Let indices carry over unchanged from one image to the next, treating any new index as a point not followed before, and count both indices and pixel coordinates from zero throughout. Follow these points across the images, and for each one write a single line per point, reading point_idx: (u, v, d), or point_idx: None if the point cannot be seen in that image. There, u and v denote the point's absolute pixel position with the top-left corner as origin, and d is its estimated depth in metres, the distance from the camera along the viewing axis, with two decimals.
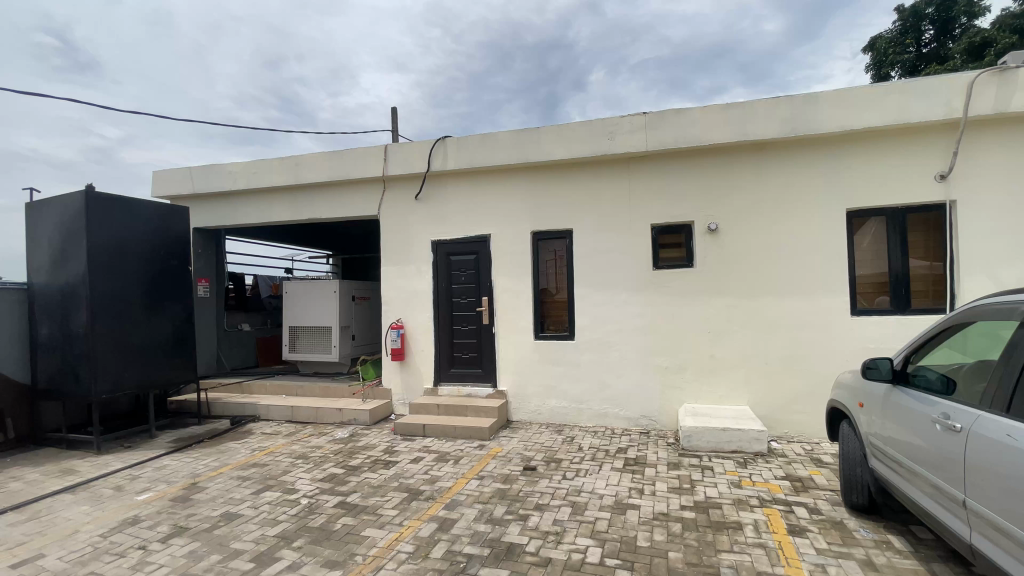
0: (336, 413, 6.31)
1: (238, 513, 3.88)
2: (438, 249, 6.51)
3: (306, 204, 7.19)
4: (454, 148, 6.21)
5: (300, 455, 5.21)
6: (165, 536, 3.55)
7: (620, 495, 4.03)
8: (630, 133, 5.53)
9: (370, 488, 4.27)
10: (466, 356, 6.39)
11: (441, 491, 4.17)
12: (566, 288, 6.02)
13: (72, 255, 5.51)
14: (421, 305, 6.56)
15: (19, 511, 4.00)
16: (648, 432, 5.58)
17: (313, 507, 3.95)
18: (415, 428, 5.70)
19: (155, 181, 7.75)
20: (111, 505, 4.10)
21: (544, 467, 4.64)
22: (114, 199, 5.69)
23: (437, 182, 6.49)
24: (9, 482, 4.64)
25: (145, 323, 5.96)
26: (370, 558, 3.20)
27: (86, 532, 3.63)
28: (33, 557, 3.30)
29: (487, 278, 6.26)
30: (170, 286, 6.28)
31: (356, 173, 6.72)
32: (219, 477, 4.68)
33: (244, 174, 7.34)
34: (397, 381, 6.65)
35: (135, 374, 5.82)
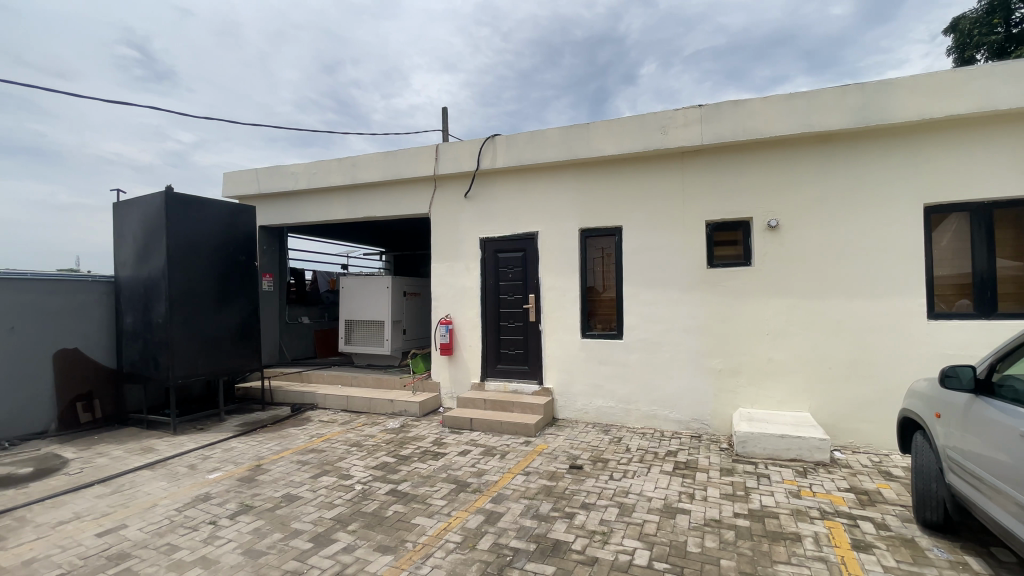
0: (387, 404, 6.53)
1: (298, 496, 4.10)
2: (486, 246, 6.59)
3: (361, 203, 7.47)
4: (503, 146, 6.25)
5: (354, 443, 5.43)
6: (233, 513, 3.80)
7: (670, 498, 3.94)
8: (684, 126, 5.36)
9: (419, 478, 4.40)
10: (513, 352, 6.43)
11: (488, 485, 4.23)
12: (615, 286, 5.93)
13: (153, 250, 5.99)
14: (468, 301, 6.67)
15: (107, 484, 4.41)
16: (699, 436, 5.42)
17: (366, 493, 4.12)
18: (463, 422, 5.80)
19: (226, 182, 8.30)
20: (185, 482, 4.44)
21: (591, 466, 4.61)
22: (189, 198, 6.13)
23: (487, 180, 6.56)
24: (98, 457, 5.11)
25: (216, 314, 6.39)
26: (420, 545, 3.29)
27: (163, 506, 3.95)
28: (118, 526, 3.62)
29: (535, 276, 6.27)
30: (238, 280, 6.70)
31: (408, 172, 6.91)
32: (281, 460, 4.96)
33: (305, 174, 7.71)
34: (445, 375, 6.80)
35: (207, 361, 6.26)
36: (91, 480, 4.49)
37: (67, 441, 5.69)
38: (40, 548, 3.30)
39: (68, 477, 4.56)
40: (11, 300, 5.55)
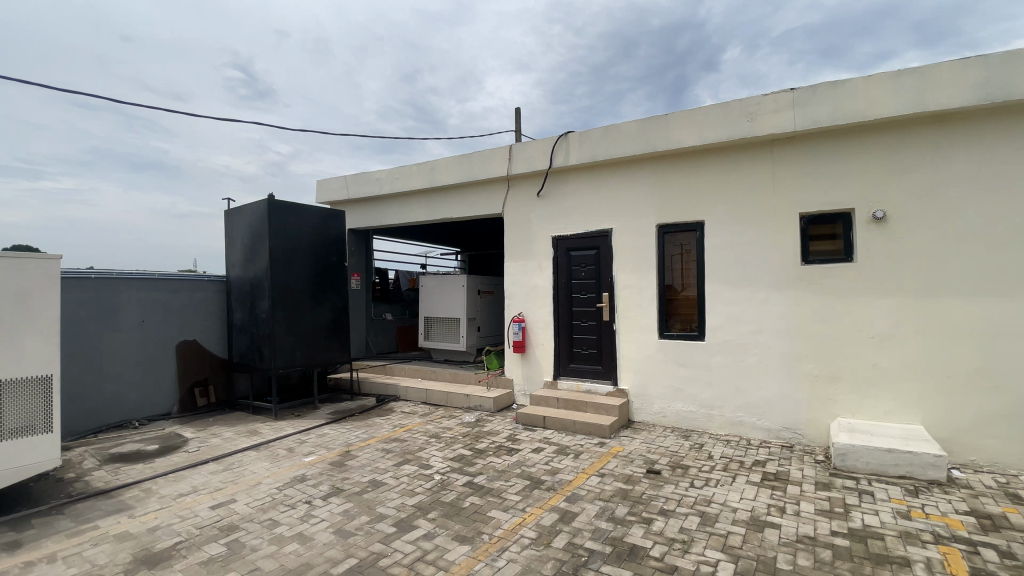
0: (464, 399, 6.74)
1: (382, 482, 4.34)
2: (558, 245, 6.57)
3: (439, 204, 7.76)
4: (577, 143, 6.20)
5: (433, 434, 5.65)
6: (325, 495, 4.11)
7: (757, 510, 3.70)
8: (773, 112, 5.00)
9: (494, 472, 4.49)
10: (587, 352, 6.36)
11: (562, 484, 4.22)
12: (695, 284, 5.67)
13: (258, 252, 6.62)
14: (541, 300, 6.69)
15: (219, 462, 4.94)
16: (791, 446, 5.04)
17: (445, 483, 4.27)
18: (536, 419, 5.83)
19: (319, 189, 8.99)
20: (284, 463, 4.87)
21: (669, 471, 4.45)
22: (288, 205, 6.70)
23: (560, 177, 6.53)
24: (212, 438, 5.74)
25: (311, 311, 6.93)
26: (496, 538, 3.36)
27: (265, 484, 4.36)
28: (229, 500, 4.04)
29: (609, 274, 6.15)
30: (329, 280, 7.22)
31: (483, 174, 7.06)
32: (367, 447, 5.29)
33: (388, 179, 8.15)
34: (518, 372, 6.87)
35: (304, 354, 6.81)
36: (207, 458, 5.06)
37: (188, 422, 6.45)
38: (166, 516, 3.77)
39: (188, 454, 5.17)
40: (143, 297, 6.39)
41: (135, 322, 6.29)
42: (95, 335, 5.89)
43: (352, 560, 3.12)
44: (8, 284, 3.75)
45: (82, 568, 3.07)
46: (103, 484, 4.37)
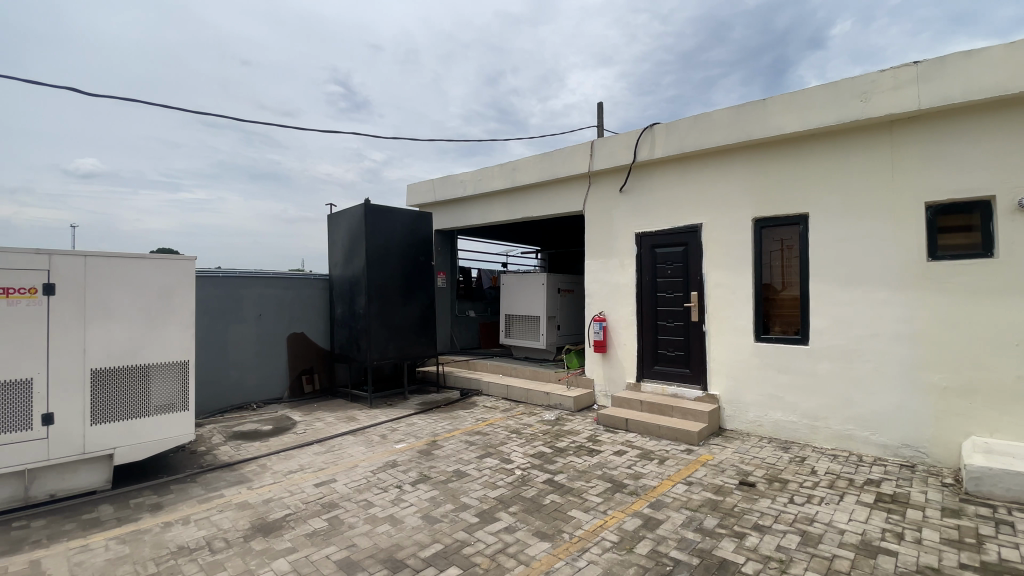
0: (544, 397, 6.77)
1: (466, 473, 4.50)
2: (643, 242, 6.36)
3: (520, 204, 7.85)
4: (663, 135, 5.95)
5: (514, 430, 5.75)
6: (414, 481, 4.35)
7: (869, 534, 3.32)
8: (892, 90, 4.45)
9: (575, 472, 4.46)
10: (673, 353, 6.09)
11: (645, 489, 4.09)
12: (797, 283, 5.22)
13: (356, 253, 7.16)
14: (624, 299, 6.52)
15: (322, 444, 5.41)
16: (911, 466, 4.47)
17: (525, 479, 4.32)
18: (618, 421, 5.71)
19: (409, 192, 9.52)
20: (378, 449, 5.22)
21: (765, 485, 4.14)
22: (382, 208, 7.16)
23: (645, 172, 6.32)
24: (316, 421, 6.30)
25: (402, 307, 7.35)
26: (576, 538, 3.34)
27: (361, 467, 4.70)
28: (330, 480, 4.42)
29: (698, 272, 5.85)
30: (418, 278, 7.61)
31: (564, 171, 7.03)
32: (452, 439, 5.50)
33: (471, 181, 8.41)
34: (600, 372, 6.76)
35: (396, 348, 7.24)
36: (311, 439, 5.56)
37: (296, 405, 7.15)
38: (277, 490, 4.20)
39: (296, 435, 5.72)
40: (260, 293, 7.15)
41: (254, 315, 7.06)
42: (221, 326, 6.72)
43: (438, 545, 3.27)
44: (152, 283, 4.35)
45: (211, 530, 3.52)
46: (228, 458, 4.97)
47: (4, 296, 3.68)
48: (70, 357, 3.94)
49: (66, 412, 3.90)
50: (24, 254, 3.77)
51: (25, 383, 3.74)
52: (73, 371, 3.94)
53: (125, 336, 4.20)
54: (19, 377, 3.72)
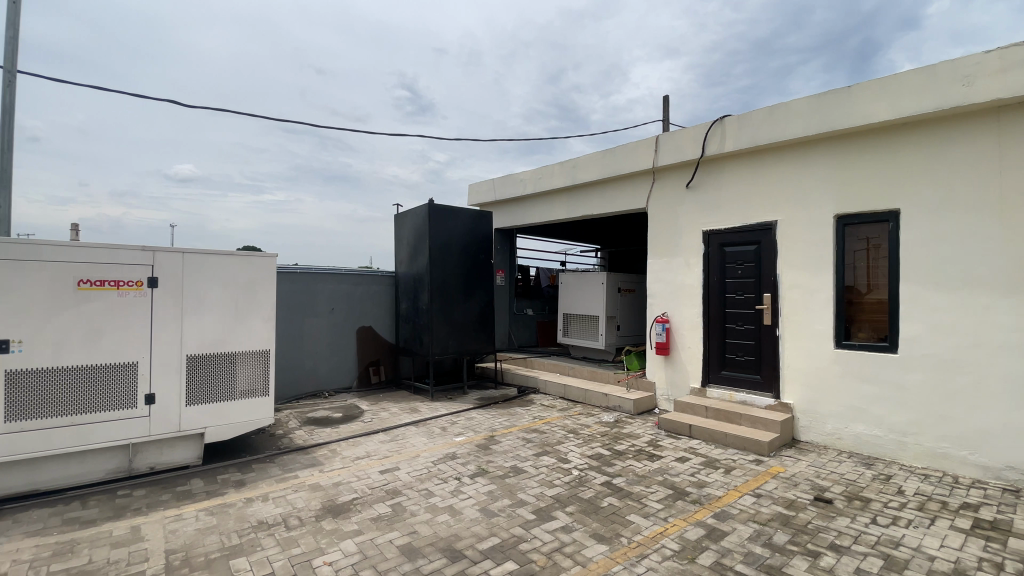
0: (603, 398, 6.67)
1: (523, 469, 4.53)
2: (710, 240, 6.09)
3: (580, 202, 7.78)
4: (735, 128, 5.67)
5: (572, 430, 5.71)
6: (472, 474, 4.44)
7: (966, 564, 2.99)
8: (1001, 72, 3.95)
9: (634, 476, 4.36)
10: (742, 358, 5.79)
11: (709, 499, 3.92)
12: (885, 286, 4.78)
13: (420, 251, 7.41)
14: (689, 299, 6.28)
15: (387, 433, 5.65)
16: (1020, 492, 3.96)
17: (583, 480, 4.28)
18: (681, 427, 5.51)
19: (471, 192, 9.73)
20: (438, 440, 5.38)
21: (844, 502, 3.83)
22: (445, 208, 7.36)
23: (714, 167, 6.05)
24: (382, 411, 6.59)
25: (462, 304, 7.52)
26: (635, 543, 3.26)
27: (423, 457, 4.86)
28: (394, 467, 4.61)
29: (771, 273, 5.52)
30: (479, 276, 7.74)
31: (627, 168, 6.88)
32: (510, 435, 5.56)
33: (531, 180, 8.45)
34: (661, 375, 6.56)
35: (456, 343, 7.42)
36: (377, 428, 5.83)
37: (363, 395, 7.52)
38: (346, 475, 4.44)
39: (363, 424, 6.02)
40: (333, 288, 7.58)
41: (327, 309, 7.50)
42: (298, 317, 7.20)
43: (495, 539, 3.31)
44: (238, 278, 4.72)
45: (286, 508, 3.78)
46: (302, 442, 5.32)
47: (115, 288, 4.15)
48: (170, 345, 4.37)
49: (164, 393, 4.33)
50: (131, 250, 4.24)
51: (131, 366, 4.19)
52: (172, 357, 4.37)
53: (215, 326, 4.60)
54: (127, 360, 4.17)
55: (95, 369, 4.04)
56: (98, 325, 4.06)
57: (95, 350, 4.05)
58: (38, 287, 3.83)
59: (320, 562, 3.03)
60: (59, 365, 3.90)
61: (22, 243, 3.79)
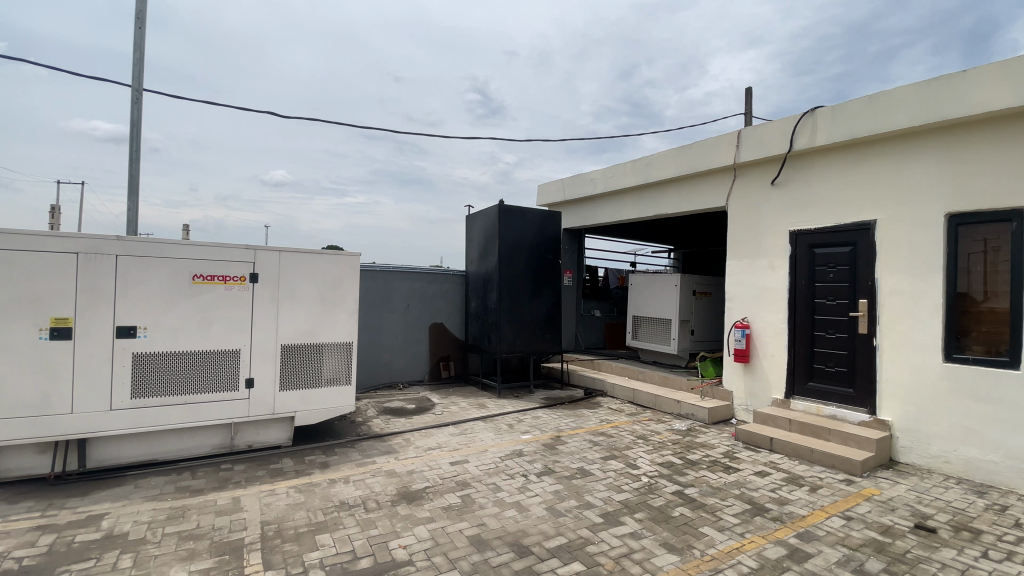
0: (674, 405, 6.44)
1: (590, 472, 4.49)
2: (798, 241, 5.69)
3: (653, 201, 7.56)
4: (828, 120, 5.25)
5: (641, 435, 5.57)
6: (539, 472, 4.47)
7: None
8: None
9: (708, 487, 4.18)
10: (832, 368, 5.34)
11: (792, 517, 3.66)
12: (1008, 293, 4.21)
13: (490, 251, 7.57)
14: (771, 305, 5.91)
15: (456, 426, 5.83)
16: None
17: (653, 487, 4.17)
18: (761, 439, 5.20)
19: (541, 192, 9.79)
20: (506, 437, 5.46)
21: (951, 532, 3.43)
22: (515, 209, 7.46)
23: (802, 162, 5.64)
24: (452, 405, 6.81)
25: (530, 304, 7.58)
26: (708, 557, 3.13)
27: (491, 453, 4.96)
28: (463, 460, 4.75)
29: (867, 277, 5.06)
30: (547, 276, 7.77)
31: (705, 165, 6.60)
32: (577, 436, 5.53)
33: (602, 179, 8.34)
34: (739, 384, 6.22)
35: (524, 343, 7.49)
36: (447, 421, 6.03)
37: (435, 389, 7.80)
38: (419, 464, 4.64)
39: (435, 416, 6.25)
40: (408, 286, 7.94)
41: (402, 305, 7.87)
42: (376, 312, 7.62)
43: (563, 539, 3.32)
44: (326, 275, 5.09)
45: (365, 491, 4.03)
46: (380, 430, 5.63)
47: (223, 282, 4.62)
48: (267, 334, 4.80)
49: (261, 378, 4.76)
50: (236, 249, 4.70)
51: (234, 352, 4.65)
52: (268, 345, 4.80)
53: (305, 319, 4.99)
54: (231, 348, 4.64)
55: (204, 354, 4.52)
56: (208, 315, 4.55)
57: (204, 337, 4.53)
58: (159, 280, 4.35)
59: (396, 545, 3.20)
60: (175, 349, 4.41)
61: (148, 242, 4.31)
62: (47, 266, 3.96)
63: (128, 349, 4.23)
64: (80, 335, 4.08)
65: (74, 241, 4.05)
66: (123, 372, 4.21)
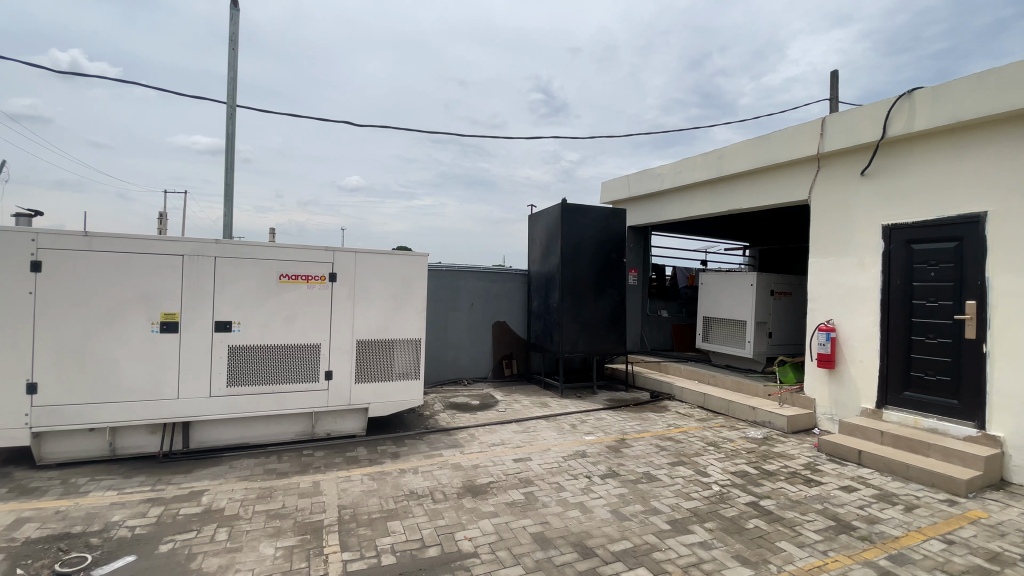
0: (749, 412, 6.10)
1: (657, 477, 4.37)
2: (892, 236, 5.18)
3: (726, 196, 7.21)
4: (927, 103, 4.74)
5: (712, 442, 5.33)
6: (604, 474, 4.42)
7: None
8: None
9: (787, 500, 3.92)
10: (932, 377, 4.82)
11: (883, 537, 3.35)
12: None
13: (552, 249, 7.57)
14: (861, 306, 5.44)
15: (519, 423, 5.90)
16: None
17: (724, 497, 3.98)
18: (847, 452, 4.80)
19: (605, 190, 9.64)
20: (569, 437, 5.44)
21: None
22: (578, 208, 7.40)
23: (897, 150, 5.14)
24: (514, 402, 6.89)
25: (594, 303, 7.48)
26: (786, 573, 2.94)
27: (553, 451, 4.97)
28: (527, 458, 4.79)
29: (976, 276, 4.51)
30: (612, 274, 7.63)
31: (784, 156, 6.19)
32: (643, 440, 5.40)
33: (670, 174, 8.07)
34: (823, 391, 5.78)
35: (587, 342, 7.42)
36: (510, 418, 6.11)
37: (498, 386, 7.92)
38: (483, 459, 4.74)
39: (498, 413, 6.35)
40: (472, 284, 8.12)
41: (467, 304, 8.06)
42: (442, 310, 7.87)
43: (628, 543, 3.26)
44: (396, 274, 5.33)
45: (433, 482, 4.18)
46: (446, 424, 5.81)
47: (306, 282, 4.97)
48: (345, 330, 5.11)
49: (339, 371, 5.08)
50: (318, 251, 5.04)
51: (315, 346, 4.99)
52: (345, 340, 5.11)
53: (378, 316, 5.25)
54: (312, 342, 4.99)
55: (289, 348, 4.89)
56: (293, 312, 4.92)
57: (289, 331, 4.91)
58: (251, 280, 4.77)
59: (461, 536, 3.29)
60: (265, 342, 4.81)
61: (241, 245, 4.73)
62: (157, 267, 4.46)
63: (225, 342, 4.67)
64: (185, 329, 4.56)
65: (178, 244, 4.53)
66: (221, 363, 4.65)
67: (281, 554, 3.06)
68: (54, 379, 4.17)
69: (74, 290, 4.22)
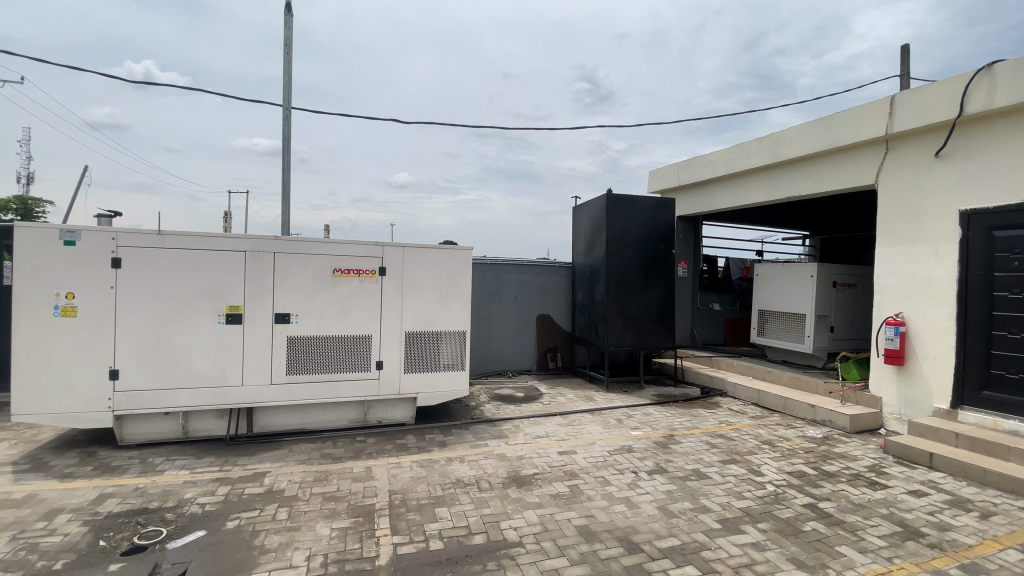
0: (807, 410, 5.80)
1: (707, 475, 4.24)
2: (970, 223, 4.74)
3: (783, 182, 6.84)
4: (1011, 75, 4.29)
5: (767, 441, 5.11)
6: (651, 470, 4.34)
7: None
8: None
9: (848, 503, 3.71)
10: (1016, 376, 4.41)
11: (956, 546, 3.11)
12: None
13: (597, 241, 7.47)
14: (934, 298, 5.02)
15: (564, 416, 5.89)
16: None
17: (779, 497, 3.82)
18: (916, 454, 4.47)
19: (653, 179, 9.39)
20: (615, 432, 5.38)
21: None
22: (624, 198, 7.25)
23: (976, 128, 4.69)
24: (559, 395, 6.87)
25: (640, 296, 7.33)
26: None
27: (599, 445, 4.93)
28: (572, 451, 4.78)
29: None
30: (659, 266, 7.44)
31: (848, 139, 5.79)
32: (692, 436, 5.25)
33: (722, 161, 7.75)
34: (890, 389, 5.40)
35: (633, 335, 7.29)
36: (555, 411, 6.11)
37: (542, 379, 7.94)
38: (529, 450, 4.78)
39: (543, 405, 6.37)
40: (517, 277, 8.15)
41: (511, 297, 8.11)
42: (487, 303, 7.95)
43: (676, 540, 3.19)
44: (442, 268, 5.43)
45: (479, 471, 4.25)
46: (491, 415, 5.89)
47: (358, 276, 5.16)
48: (394, 322, 5.27)
49: (389, 361, 5.25)
50: (368, 246, 5.22)
51: (366, 338, 5.19)
52: (394, 331, 5.27)
53: (425, 309, 5.38)
54: (364, 333, 5.18)
55: (342, 339, 5.11)
56: (346, 305, 5.12)
57: (342, 323, 5.12)
58: (306, 274, 5.00)
59: (506, 525, 3.34)
60: (320, 334, 5.04)
61: (297, 241, 4.97)
62: (222, 263, 4.77)
63: (284, 333, 4.93)
64: (247, 321, 4.85)
65: (240, 241, 4.81)
66: (280, 352, 4.92)
67: (336, 534, 3.22)
68: (134, 367, 4.56)
69: (150, 284, 4.59)
